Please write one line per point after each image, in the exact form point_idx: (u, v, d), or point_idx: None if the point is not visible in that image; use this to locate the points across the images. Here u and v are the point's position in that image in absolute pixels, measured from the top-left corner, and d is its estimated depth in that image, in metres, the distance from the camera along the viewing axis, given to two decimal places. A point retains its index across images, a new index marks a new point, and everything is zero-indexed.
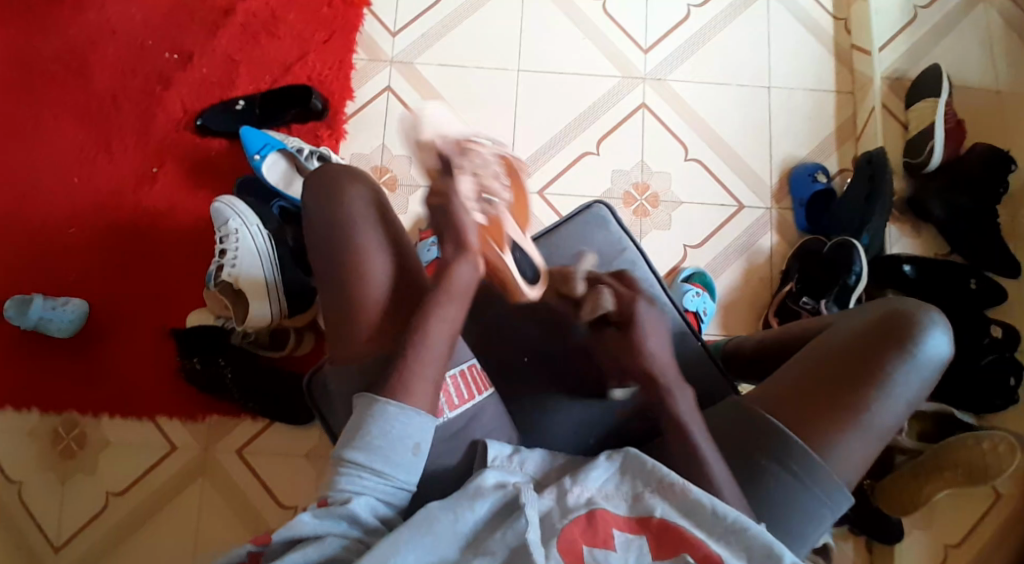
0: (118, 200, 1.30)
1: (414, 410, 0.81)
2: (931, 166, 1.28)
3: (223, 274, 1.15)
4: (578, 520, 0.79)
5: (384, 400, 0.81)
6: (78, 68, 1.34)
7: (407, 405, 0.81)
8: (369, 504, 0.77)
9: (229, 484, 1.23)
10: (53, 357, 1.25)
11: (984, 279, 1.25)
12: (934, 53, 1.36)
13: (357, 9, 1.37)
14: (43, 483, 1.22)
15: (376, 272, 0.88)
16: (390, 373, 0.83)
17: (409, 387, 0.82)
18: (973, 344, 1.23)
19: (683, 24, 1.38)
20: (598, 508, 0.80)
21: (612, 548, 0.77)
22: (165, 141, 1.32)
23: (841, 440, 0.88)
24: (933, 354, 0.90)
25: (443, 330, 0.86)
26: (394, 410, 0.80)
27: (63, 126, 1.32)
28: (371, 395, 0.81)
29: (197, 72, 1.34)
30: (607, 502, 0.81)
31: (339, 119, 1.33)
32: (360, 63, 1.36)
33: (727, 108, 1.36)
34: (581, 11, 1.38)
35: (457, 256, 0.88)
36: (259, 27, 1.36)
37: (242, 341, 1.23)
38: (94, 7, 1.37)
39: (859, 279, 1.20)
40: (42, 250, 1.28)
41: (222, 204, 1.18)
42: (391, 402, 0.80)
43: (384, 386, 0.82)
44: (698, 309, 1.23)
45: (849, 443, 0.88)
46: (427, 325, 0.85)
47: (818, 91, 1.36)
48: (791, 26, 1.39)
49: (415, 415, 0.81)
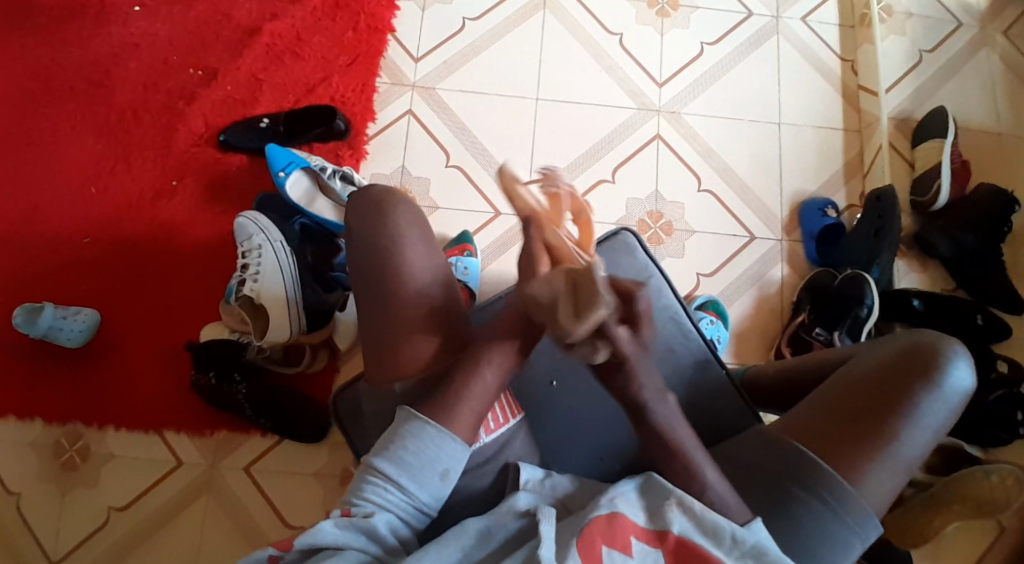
0: (135, 211, 1.29)
1: (451, 436, 0.82)
2: (938, 206, 1.31)
3: (246, 288, 1.16)
4: (599, 520, 0.79)
5: (424, 419, 0.82)
6: (100, 80, 1.35)
7: (445, 430, 0.82)
8: (389, 520, 0.79)
9: (234, 502, 1.20)
10: (60, 367, 1.23)
11: (990, 315, 1.28)
12: (938, 95, 1.41)
13: (381, 34, 1.40)
14: (42, 495, 1.19)
15: (416, 298, 0.89)
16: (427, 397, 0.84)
17: (445, 409, 0.83)
18: (980, 378, 1.26)
19: (696, 61, 1.42)
20: (619, 511, 0.80)
21: (631, 555, 0.78)
22: (185, 154, 1.32)
23: (868, 467, 0.89)
24: (957, 387, 0.92)
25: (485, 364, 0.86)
26: (433, 432, 0.82)
27: (81, 136, 1.32)
28: (413, 412, 0.83)
29: (221, 89, 1.35)
30: (629, 508, 0.81)
31: (360, 139, 1.34)
32: (382, 86, 1.38)
33: (739, 142, 1.39)
34: (598, 44, 1.42)
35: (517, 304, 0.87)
36: (284, 48, 1.38)
37: (256, 357, 1.21)
38: (118, 22, 1.38)
39: (871, 312, 1.23)
40: (54, 259, 1.26)
41: (246, 219, 1.19)
42: (430, 423, 0.82)
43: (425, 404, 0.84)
44: (713, 337, 1.25)
45: (876, 471, 0.89)
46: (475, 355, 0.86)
47: (825, 129, 1.41)
48: (801, 66, 1.43)
49: (451, 442, 0.82)
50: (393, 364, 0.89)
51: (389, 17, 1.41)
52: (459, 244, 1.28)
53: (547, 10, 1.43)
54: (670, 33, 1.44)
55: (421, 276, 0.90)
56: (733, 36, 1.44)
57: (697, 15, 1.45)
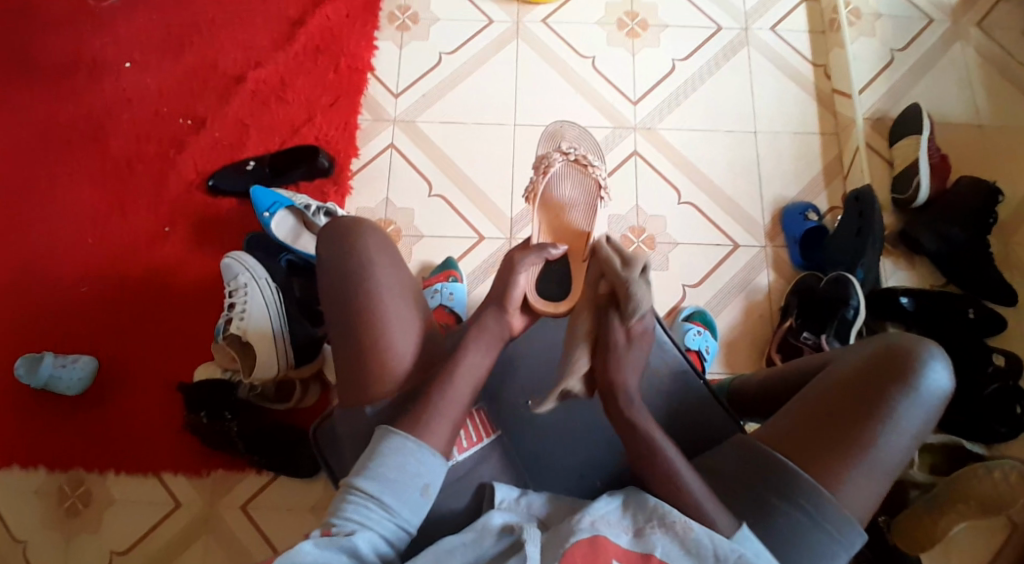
0: (130, 260, 1.33)
1: (430, 450, 0.85)
2: (919, 202, 1.31)
3: (233, 326, 1.18)
4: (580, 544, 0.78)
5: (404, 434, 0.85)
6: (94, 135, 1.40)
7: (424, 444, 0.85)
8: (371, 538, 0.80)
9: (233, 540, 1.22)
10: (62, 414, 1.26)
11: (982, 308, 1.26)
12: (913, 93, 1.42)
13: (361, 73, 1.44)
14: (47, 541, 1.21)
15: (390, 316, 0.92)
16: (411, 410, 0.87)
17: (428, 424, 0.86)
18: (976, 372, 1.23)
19: (669, 76, 1.45)
20: (600, 535, 0.79)
21: None
22: (176, 200, 1.37)
23: (848, 477, 0.87)
24: (935, 388, 0.90)
25: (466, 381, 0.89)
26: (413, 446, 0.84)
27: (77, 189, 1.37)
28: (394, 427, 0.85)
29: (209, 135, 1.40)
30: (609, 530, 0.80)
31: (345, 175, 1.38)
32: (363, 123, 1.42)
33: (717, 151, 1.40)
34: (571, 68, 1.45)
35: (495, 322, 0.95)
36: (268, 93, 1.43)
37: (248, 395, 1.23)
38: (109, 79, 1.44)
39: (857, 313, 1.22)
40: (54, 308, 1.31)
41: (231, 260, 1.22)
42: (410, 438, 0.85)
43: (403, 421, 0.86)
44: (700, 347, 1.25)
45: (857, 481, 0.87)
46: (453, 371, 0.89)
47: (803, 134, 1.41)
48: (775, 74, 1.45)
49: (430, 457, 0.85)
50: (369, 385, 0.91)
51: (368, 56, 1.46)
52: (444, 270, 1.30)
53: (520, 39, 1.47)
54: (642, 51, 1.47)
55: (391, 297, 0.92)
56: (705, 50, 1.47)
57: (667, 33, 1.48)
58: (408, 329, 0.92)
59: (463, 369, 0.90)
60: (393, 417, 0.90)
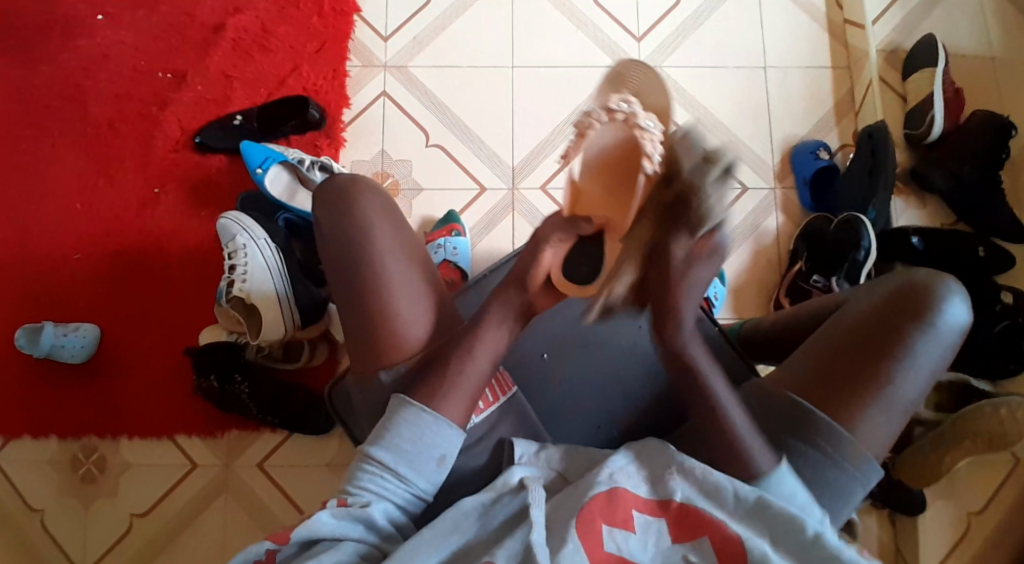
0: (121, 223, 1.29)
1: (446, 422, 0.83)
2: (932, 137, 1.27)
3: (235, 289, 1.15)
4: (599, 497, 0.78)
5: (418, 406, 0.83)
6: (70, 92, 1.33)
7: (440, 416, 0.83)
8: (386, 509, 0.80)
9: (252, 498, 1.22)
10: (67, 384, 1.24)
11: (992, 246, 1.25)
12: (928, 22, 1.36)
13: (347, 16, 1.36)
14: (66, 509, 1.22)
15: (396, 277, 0.89)
16: (428, 382, 0.85)
17: (444, 398, 0.84)
18: (984, 311, 1.23)
19: (674, 10, 1.38)
20: (619, 486, 0.79)
21: (632, 530, 0.76)
22: (163, 159, 1.31)
23: (866, 417, 0.86)
24: (952, 323, 0.88)
25: (487, 352, 0.87)
26: (428, 419, 0.83)
27: (58, 150, 1.31)
28: (409, 399, 0.83)
29: (192, 89, 1.33)
30: (628, 481, 0.80)
31: (337, 128, 1.32)
32: (353, 70, 1.35)
33: (724, 90, 1.35)
34: (572, 4, 1.38)
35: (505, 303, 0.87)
36: (251, 41, 1.35)
37: (257, 356, 1.23)
38: (81, 31, 1.36)
39: (868, 254, 1.18)
40: (47, 276, 1.27)
41: (228, 220, 1.18)
42: (426, 410, 0.83)
43: (419, 390, 0.84)
44: (710, 294, 1.23)
45: (875, 419, 0.86)
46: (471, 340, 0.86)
47: (813, 69, 1.36)
48: (783, 5, 1.38)
49: (446, 428, 0.83)
50: (381, 357, 0.88)
51: None
52: (446, 225, 1.26)
53: None
54: None
55: (394, 258, 0.90)
56: None
57: None
58: (415, 296, 0.90)
59: (480, 342, 0.86)
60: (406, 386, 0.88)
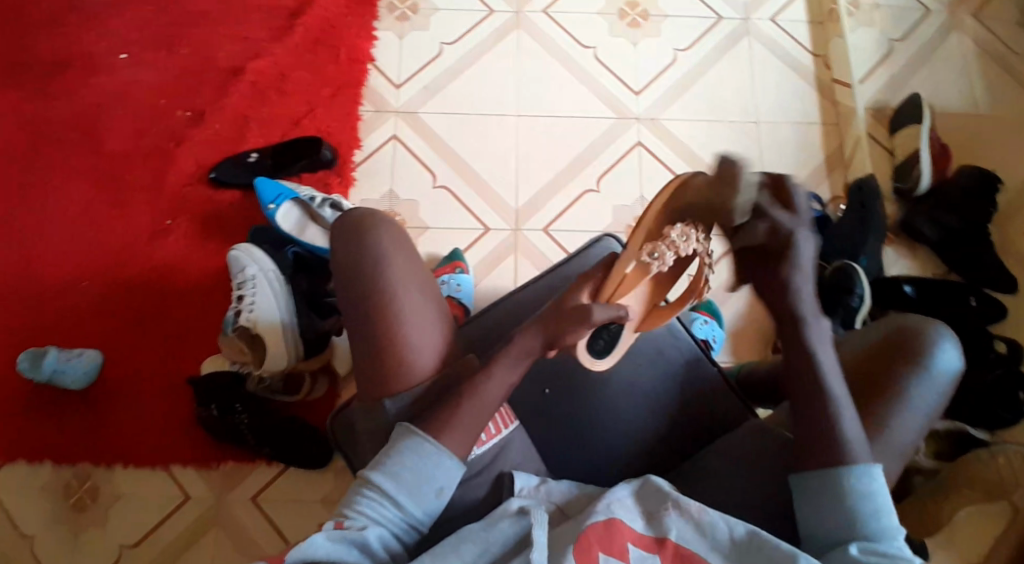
0: (132, 253, 1.32)
1: (448, 455, 0.84)
2: (920, 190, 1.32)
3: (243, 319, 1.17)
4: (596, 527, 0.77)
5: (423, 436, 0.85)
6: (91, 128, 1.38)
7: (442, 447, 0.84)
8: (382, 535, 0.80)
9: (241, 533, 1.21)
10: (65, 409, 1.25)
11: (984, 296, 1.28)
12: (913, 83, 1.43)
13: (361, 65, 1.43)
14: (54, 538, 1.19)
15: (410, 310, 0.91)
16: (439, 411, 0.86)
17: (452, 426, 0.85)
18: (979, 358, 1.24)
19: (671, 67, 1.45)
20: (615, 517, 0.79)
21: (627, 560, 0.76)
22: (177, 194, 1.35)
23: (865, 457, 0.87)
24: (944, 368, 0.90)
25: (499, 387, 0.88)
26: (429, 448, 0.84)
27: (75, 182, 1.35)
28: (414, 429, 0.85)
29: (209, 128, 1.39)
30: (624, 513, 0.80)
31: (348, 168, 1.37)
32: (366, 114, 1.41)
33: (720, 143, 1.41)
34: (573, 58, 1.45)
35: (520, 336, 0.89)
36: (269, 84, 1.41)
37: (257, 387, 1.22)
38: (106, 72, 1.42)
39: (862, 301, 1.23)
40: (55, 302, 1.29)
41: (240, 251, 1.20)
42: (428, 440, 0.84)
43: (430, 424, 0.85)
44: (707, 336, 1.25)
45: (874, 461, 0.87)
46: (487, 373, 0.88)
47: (805, 124, 1.42)
48: (775, 65, 1.46)
49: (447, 461, 0.84)
50: (388, 377, 0.90)
51: (369, 47, 1.44)
52: (450, 262, 1.30)
53: (521, 30, 1.47)
54: (644, 42, 1.47)
55: (406, 290, 0.91)
56: (706, 41, 1.47)
57: (668, 24, 1.48)
58: (426, 329, 0.92)
59: (494, 375, 0.88)
60: (416, 411, 0.90)
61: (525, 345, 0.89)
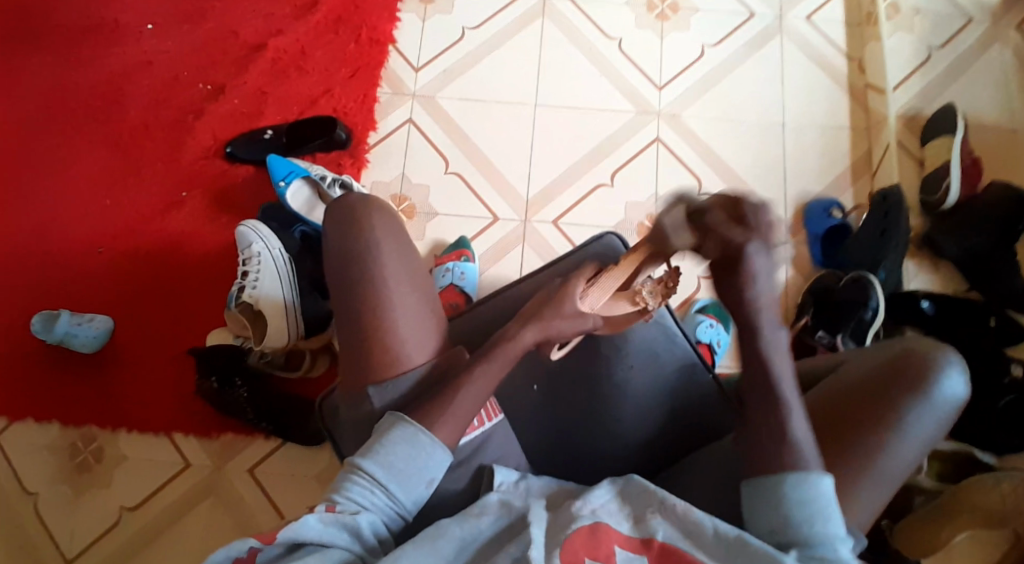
0: (147, 222, 1.34)
1: (440, 446, 0.84)
2: (948, 204, 1.27)
3: (245, 294, 1.18)
4: (581, 532, 0.75)
5: (416, 427, 0.84)
6: (115, 97, 1.41)
7: (436, 439, 0.84)
8: (372, 522, 0.79)
9: (237, 503, 1.22)
10: (73, 371, 1.28)
11: (1005, 318, 1.22)
12: (948, 92, 1.38)
13: (382, 46, 1.43)
14: (58, 496, 1.23)
15: (397, 301, 0.91)
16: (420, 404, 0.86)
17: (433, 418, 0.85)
18: (992, 382, 1.19)
19: (696, 63, 1.42)
20: (602, 522, 0.77)
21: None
22: (194, 167, 1.37)
23: (852, 481, 0.82)
24: (949, 396, 0.84)
25: (482, 386, 0.87)
26: (425, 440, 0.83)
27: (97, 149, 1.38)
28: (407, 419, 0.84)
29: (229, 103, 1.40)
30: (610, 518, 0.78)
31: (362, 149, 1.37)
32: (383, 96, 1.41)
33: (741, 143, 1.37)
34: (597, 49, 1.42)
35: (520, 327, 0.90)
36: (289, 62, 1.42)
37: (258, 362, 1.23)
38: (132, 42, 1.44)
39: (875, 315, 1.19)
40: (70, 266, 1.32)
41: (247, 227, 1.22)
42: (423, 431, 0.83)
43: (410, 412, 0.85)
44: (711, 341, 1.24)
45: (861, 487, 0.82)
46: (469, 375, 0.87)
47: (831, 129, 1.38)
48: (805, 65, 1.41)
49: (440, 453, 0.83)
50: (370, 365, 0.90)
51: (391, 29, 1.44)
52: (456, 249, 1.29)
53: (546, 18, 1.45)
54: (670, 35, 1.43)
55: (397, 280, 0.91)
56: (735, 38, 1.43)
57: (697, 18, 1.44)
58: (413, 317, 0.91)
59: (479, 374, 0.88)
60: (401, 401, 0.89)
61: (518, 343, 0.89)
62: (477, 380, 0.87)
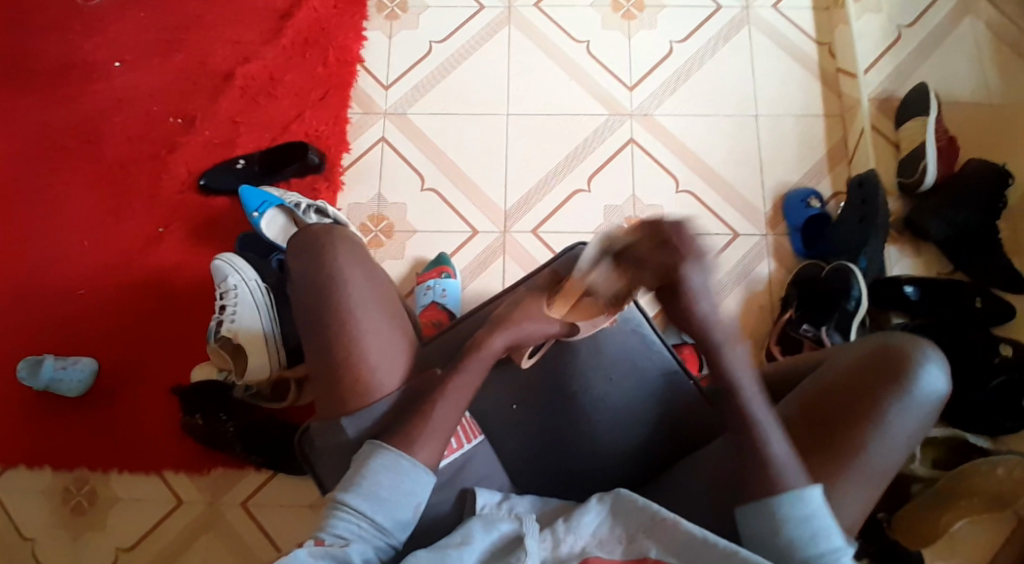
0: (126, 260, 1.34)
1: (423, 469, 0.83)
2: (925, 186, 1.26)
3: (224, 328, 1.18)
4: None
5: (397, 453, 0.83)
6: (87, 136, 1.41)
7: (418, 462, 0.83)
8: (364, 553, 0.77)
9: (233, 536, 1.23)
10: (62, 414, 1.28)
11: (990, 297, 1.21)
12: (921, 72, 1.37)
13: (350, 66, 1.43)
14: (56, 540, 1.23)
15: (366, 325, 0.91)
16: (398, 426, 0.85)
17: (416, 441, 0.84)
18: (983, 364, 1.17)
19: (666, 60, 1.41)
20: (590, 556, 0.75)
21: None
22: (169, 201, 1.37)
23: (837, 484, 0.80)
24: (931, 390, 0.83)
25: (454, 406, 0.87)
26: (407, 465, 0.82)
27: (71, 190, 1.38)
28: (383, 445, 0.83)
29: (200, 134, 1.40)
30: (600, 550, 0.76)
31: (336, 171, 1.36)
32: (354, 117, 1.41)
33: (716, 138, 1.37)
34: (566, 54, 1.42)
35: (491, 333, 0.91)
36: (258, 89, 1.41)
37: (245, 394, 1.23)
38: (100, 80, 1.44)
39: (859, 304, 1.17)
40: (52, 310, 1.32)
41: (222, 261, 1.22)
42: (404, 456, 0.83)
43: (393, 436, 0.85)
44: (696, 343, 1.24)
45: (846, 494, 0.80)
46: (443, 395, 0.87)
47: (805, 116, 1.37)
48: (775, 54, 1.41)
49: (423, 475, 0.83)
50: (347, 396, 0.90)
51: (357, 48, 1.44)
52: (438, 266, 1.28)
53: (512, 25, 1.44)
54: (638, 34, 1.43)
55: (364, 306, 0.92)
56: (703, 32, 1.43)
57: (664, 15, 1.44)
58: (385, 342, 0.92)
59: (452, 392, 0.87)
60: (379, 429, 0.89)
61: (492, 346, 0.90)
62: (451, 395, 0.87)
